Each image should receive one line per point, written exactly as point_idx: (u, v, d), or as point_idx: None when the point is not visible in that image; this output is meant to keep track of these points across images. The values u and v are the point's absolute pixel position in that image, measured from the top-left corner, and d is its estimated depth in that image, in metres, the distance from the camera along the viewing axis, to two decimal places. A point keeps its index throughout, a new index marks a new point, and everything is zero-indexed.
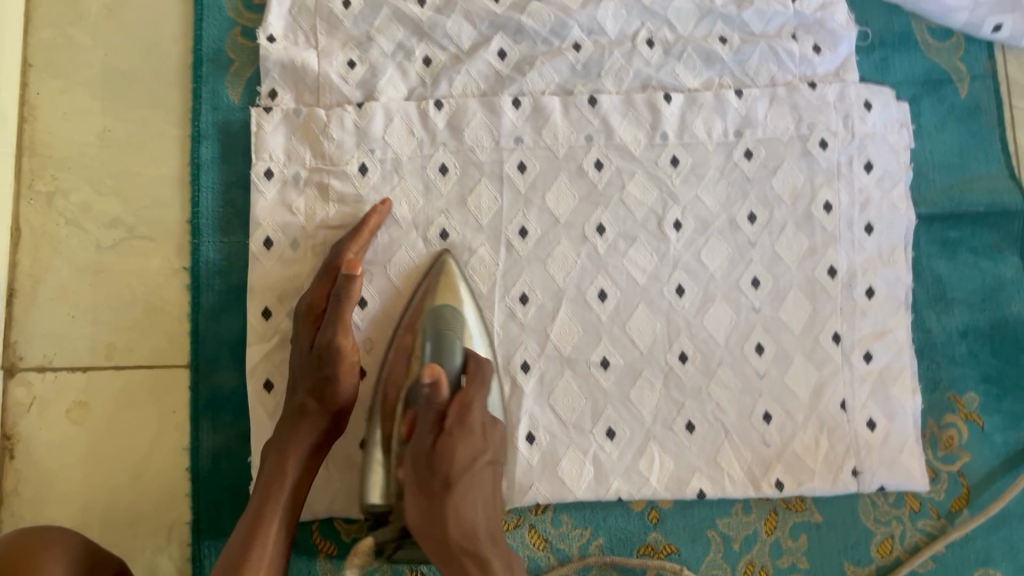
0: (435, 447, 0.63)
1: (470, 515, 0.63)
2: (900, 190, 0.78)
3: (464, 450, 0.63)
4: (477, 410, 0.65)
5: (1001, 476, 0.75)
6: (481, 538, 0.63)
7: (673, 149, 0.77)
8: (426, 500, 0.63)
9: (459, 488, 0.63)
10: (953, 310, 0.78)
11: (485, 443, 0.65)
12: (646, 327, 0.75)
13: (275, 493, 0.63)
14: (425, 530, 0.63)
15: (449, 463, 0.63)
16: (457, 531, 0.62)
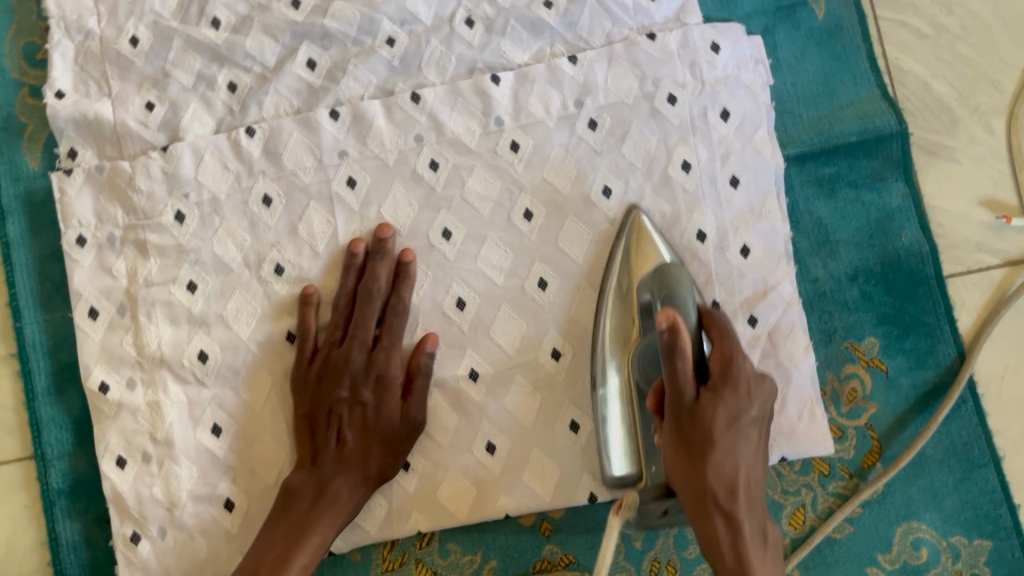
0: (696, 410, 0.59)
1: (733, 470, 0.59)
2: (763, 134, 0.72)
3: (723, 412, 0.59)
4: (740, 363, 0.61)
5: (911, 420, 0.70)
6: (740, 500, 0.59)
7: (512, 133, 0.71)
8: (687, 463, 0.59)
9: (722, 447, 0.59)
10: (840, 253, 0.72)
11: (749, 398, 0.61)
12: (512, 329, 0.70)
13: (291, 555, 0.61)
14: (683, 479, 0.60)
15: (706, 417, 0.59)
16: (716, 484, 0.59)
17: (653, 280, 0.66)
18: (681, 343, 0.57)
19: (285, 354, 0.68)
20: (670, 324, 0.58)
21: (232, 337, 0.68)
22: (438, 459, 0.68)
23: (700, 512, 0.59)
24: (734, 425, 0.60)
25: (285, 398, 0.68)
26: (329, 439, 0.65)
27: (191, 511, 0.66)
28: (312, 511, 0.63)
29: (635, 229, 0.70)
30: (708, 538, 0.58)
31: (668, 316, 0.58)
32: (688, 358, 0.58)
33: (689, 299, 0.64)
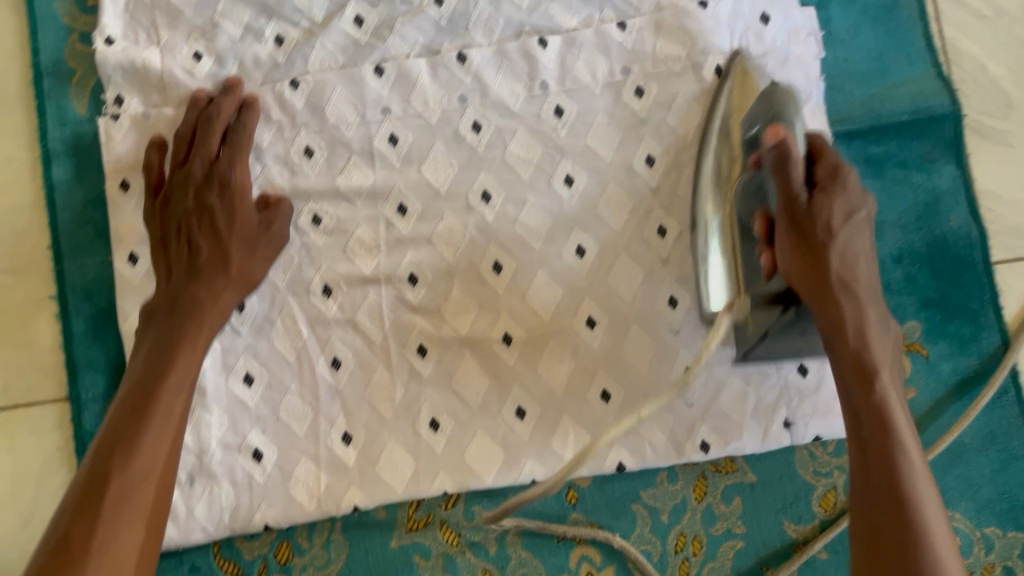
0: (814, 209, 0.61)
1: (852, 265, 0.61)
2: (811, 109, 0.70)
3: (840, 204, 0.62)
4: (847, 168, 0.63)
5: (949, 407, 0.69)
6: (861, 282, 0.61)
7: (556, 98, 0.71)
8: (797, 249, 0.61)
9: (840, 240, 0.61)
10: (886, 233, 0.70)
11: (857, 197, 0.63)
12: (547, 295, 0.70)
13: (164, 369, 0.58)
14: (802, 278, 0.61)
15: (822, 212, 0.61)
16: (838, 268, 0.61)
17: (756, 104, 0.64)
18: (791, 157, 0.59)
19: (322, 309, 0.69)
20: (780, 137, 0.59)
21: (269, 285, 0.69)
22: (467, 421, 0.68)
23: (859, 378, 0.58)
24: (849, 220, 0.62)
25: (319, 350, 0.68)
26: (180, 252, 0.63)
27: (219, 459, 0.66)
28: (178, 326, 0.60)
29: (739, 68, 0.69)
30: (827, 331, 0.60)
31: (777, 129, 0.59)
32: (798, 167, 0.60)
33: (797, 119, 0.62)
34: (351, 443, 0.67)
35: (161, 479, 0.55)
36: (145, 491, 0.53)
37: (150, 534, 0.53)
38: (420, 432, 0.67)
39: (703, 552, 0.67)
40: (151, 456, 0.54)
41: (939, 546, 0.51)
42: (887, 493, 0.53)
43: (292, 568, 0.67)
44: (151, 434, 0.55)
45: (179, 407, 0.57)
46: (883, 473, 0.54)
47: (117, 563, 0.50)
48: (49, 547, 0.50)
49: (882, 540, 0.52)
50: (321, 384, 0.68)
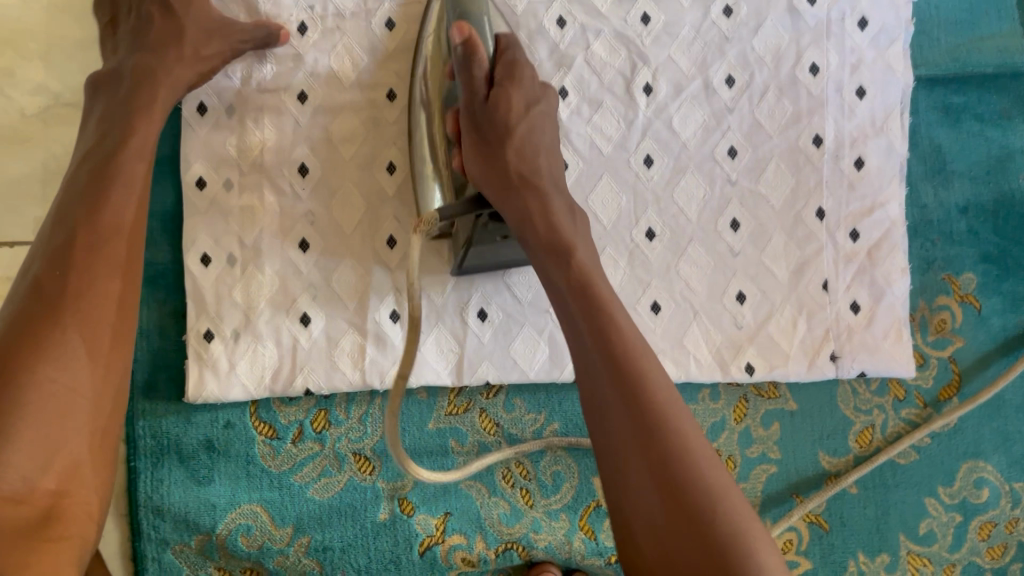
0: (491, 103, 0.59)
1: (531, 156, 0.60)
2: (897, 50, 0.70)
3: (518, 96, 0.60)
4: (524, 68, 0.61)
5: (995, 361, 0.69)
6: (543, 178, 0.60)
7: (644, 5, 0.70)
8: (482, 145, 0.59)
9: (517, 137, 0.60)
10: (953, 183, 0.71)
11: (536, 90, 0.62)
12: (610, 201, 0.69)
13: (126, 134, 0.56)
14: (484, 171, 0.58)
15: (502, 110, 0.59)
16: (516, 163, 0.59)
17: (447, 18, 0.61)
18: (477, 55, 0.58)
19: (383, 186, 0.68)
20: (467, 36, 0.58)
21: (334, 155, 0.68)
22: (518, 314, 0.67)
23: (581, 301, 0.54)
24: (530, 111, 0.61)
25: (377, 226, 0.67)
26: (131, 19, 0.61)
27: (267, 319, 0.66)
28: (139, 94, 0.58)
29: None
30: (522, 213, 0.57)
31: (465, 28, 0.58)
32: (484, 66, 0.59)
33: (482, 20, 0.59)
34: (399, 321, 0.67)
35: (132, 240, 0.53)
36: (119, 242, 0.52)
37: (125, 294, 0.52)
38: (468, 319, 0.67)
39: (735, 472, 0.68)
40: (119, 218, 0.52)
41: (701, 454, 0.48)
42: (632, 402, 0.49)
43: (327, 437, 0.66)
44: (115, 196, 0.53)
45: (144, 177, 0.55)
46: (631, 375, 0.50)
47: (94, 311, 0.49)
48: (20, 294, 0.48)
49: (650, 483, 0.47)
50: (376, 261, 0.67)
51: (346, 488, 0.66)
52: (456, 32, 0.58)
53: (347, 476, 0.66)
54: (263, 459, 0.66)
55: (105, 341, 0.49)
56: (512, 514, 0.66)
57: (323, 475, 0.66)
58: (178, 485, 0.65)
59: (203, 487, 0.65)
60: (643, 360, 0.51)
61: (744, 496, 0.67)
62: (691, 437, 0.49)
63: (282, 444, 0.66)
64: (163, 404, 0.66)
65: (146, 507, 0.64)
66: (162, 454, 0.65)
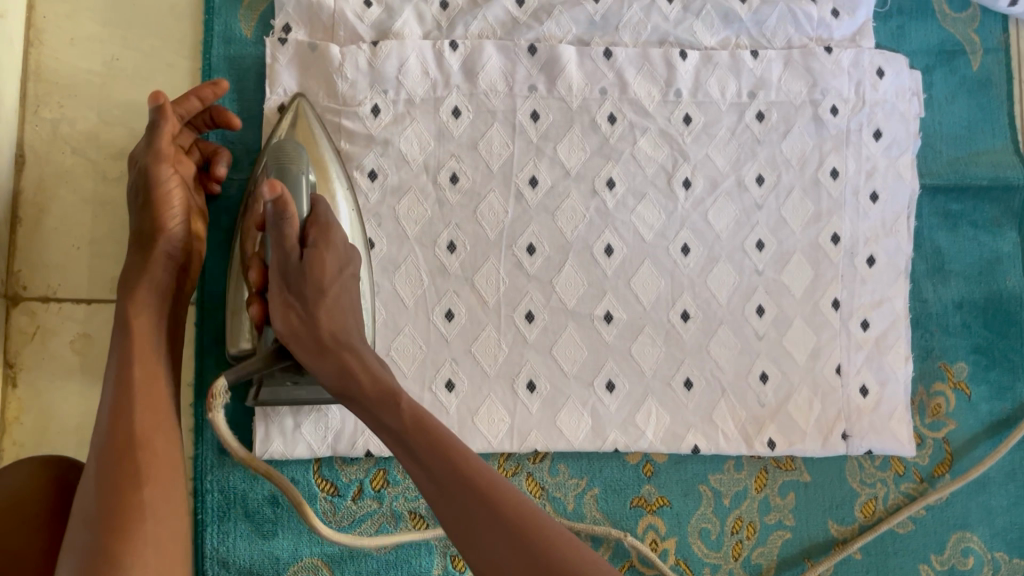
0: (306, 264, 0.57)
1: (343, 318, 0.58)
2: (906, 160, 0.79)
3: (331, 258, 0.58)
4: (331, 254, 0.58)
5: (983, 442, 0.78)
6: (350, 328, 0.58)
7: (687, 107, 0.77)
8: (286, 295, 0.57)
9: (331, 296, 0.57)
10: (950, 281, 0.80)
11: (348, 254, 0.60)
12: (651, 285, 0.75)
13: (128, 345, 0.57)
14: (291, 337, 0.57)
15: (315, 269, 0.57)
16: (331, 323, 0.57)
17: (270, 155, 0.62)
18: (288, 216, 0.56)
19: (445, 263, 0.73)
20: (279, 196, 0.55)
21: (400, 232, 0.72)
22: (563, 385, 0.73)
23: (322, 356, 0.57)
24: (344, 273, 0.59)
25: (436, 301, 0.72)
26: None
27: None
28: (126, 312, 0.59)
29: (296, 111, 0.69)
30: (337, 371, 0.56)
31: (277, 188, 0.55)
32: (295, 225, 0.56)
33: (301, 176, 0.61)
34: (453, 390, 0.71)
35: (150, 446, 0.54)
36: (137, 452, 0.53)
37: (163, 497, 0.53)
38: (519, 391, 0.72)
39: (755, 537, 0.75)
40: (131, 429, 0.54)
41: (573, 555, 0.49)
42: (481, 507, 0.50)
43: (385, 495, 0.71)
44: (126, 410, 0.54)
45: (150, 382, 0.57)
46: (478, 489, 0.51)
47: (140, 527, 0.50)
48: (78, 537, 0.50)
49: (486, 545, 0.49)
50: (434, 333, 0.72)
51: (402, 543, 0.71)
52: (266, 191, 0.55)
53: (402, 532, 0.71)
54: (324, 515, 0.70)
55: (155, 554, 0.50)
56: None
57: (381, 531, 0.70)
58: (245, 538, 0.68)
59: (268, 540, 0.69)
60: (441, 432, 0.54)
61: (762, 559, 0.74)
62: (485, 470, 0.53)
63: (343, 501, 0.70)
64: (232, 462, 0.69)
65: (212, 558, 0.67)
66: (228, 507, 0.68)
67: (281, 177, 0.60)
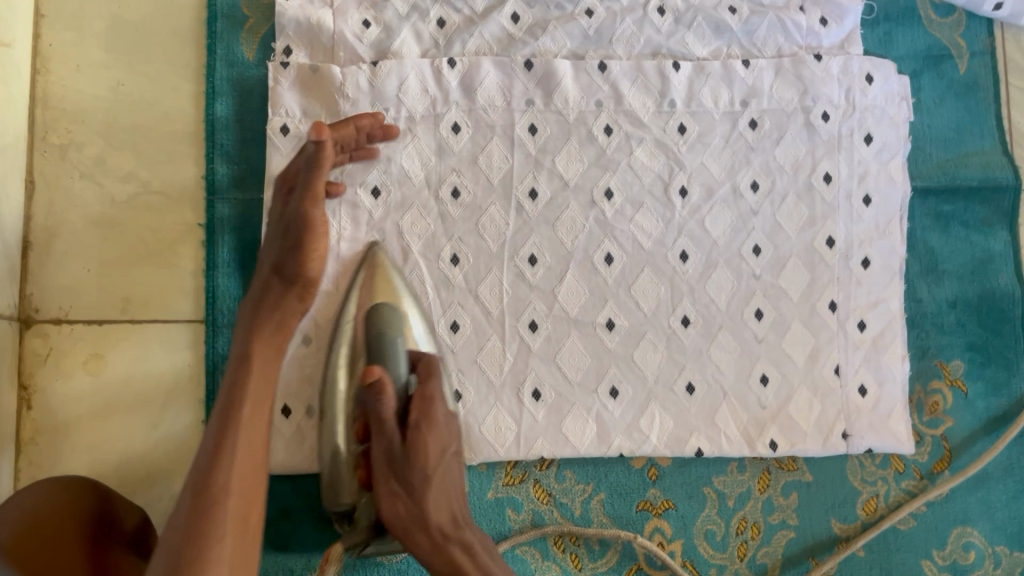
0: (410, 450, 0.65)
1: (450, 479, 0.66)
2: (898, 163, 0.80)
3: (434, 441, 0.66)
4: (434, 438, 0.66)
5: (981, 438, 0.79)
6: (454, 490, 0.67)
7: (681, 117, 0.78)
8: (394, 482, 0.65)
9: (438, 479, 0.65)
10: (944, 281, 0.81)
11: (448, 432, 0.67)
12: (651, 292, 0.77)
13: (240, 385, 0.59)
14: (397, 522, 0.64)
15: (418, 451, 0.65)
16: (439, 517, 0.64)
17: (366, 323, 0.69)
18: (385, 400, 0.63)
19: (448, 276, 0.74)
20: (377, 382, 0.63)
21: (403, 247, 0.74)
22: (568, 393, 0.74)
23: (418, 534, 0.64)
24: (445, 459, 0.66)
25: (441, 313, 0.74)
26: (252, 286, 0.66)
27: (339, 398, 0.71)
28: (244, 350, 0.62)
29: (372, 263, 0.72)
30: (427, 543, 0.64)
31: (375, 374, 0.63)
32: (391, 403, 0.64)
33: (397, 340, 0.68)
34: (460, 400, 0.73)
35: (245, 492, 0.55)
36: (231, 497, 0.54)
37: (242, 548, 0.53)
38: (525, 400, 0.73)
39: (759, 537, 0.76)
40: (230, 473, 0.55)
41: None
42: None
43: None
44: (226, 455, 0.55)
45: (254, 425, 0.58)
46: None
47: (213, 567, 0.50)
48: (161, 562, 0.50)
49: None
50: (440, 345, 0.73)
51: (413, 552, 0.72)
52: (364, 377, 0.63)
53: None
54: (337, 526, 0.71)
55: None
56: None
57: None
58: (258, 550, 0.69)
59: None
60: (500, 574, 0.63)
61: (767, 558, 0.76)
62: None
63: None
64: None
65: None
66: None
67: (386, 366, 0.67)
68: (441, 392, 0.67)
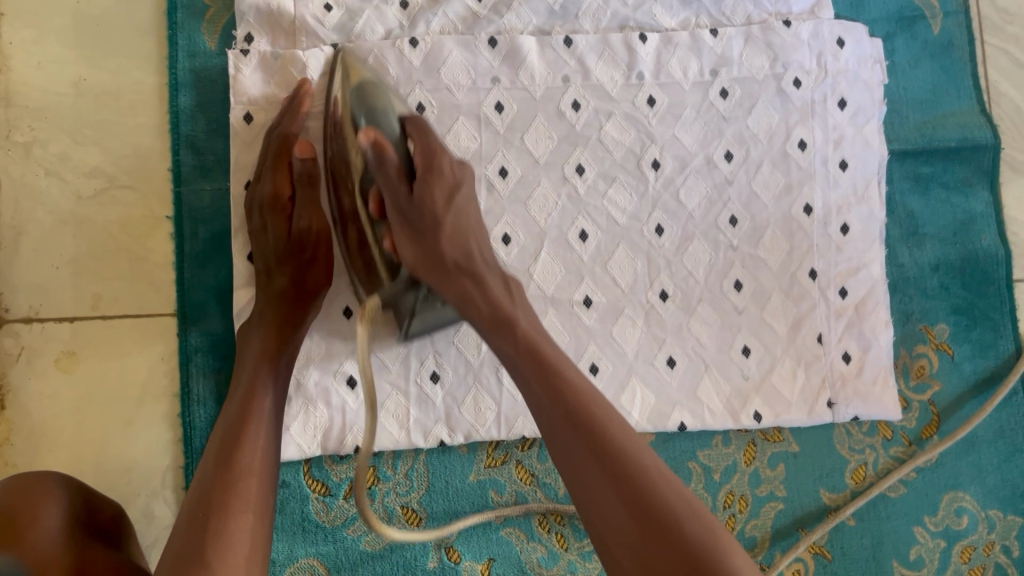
0: (417, 203, 0.62)
1: (464, 237, 0.64)
2: (872, 127, 0.79)
3: (440, 193, 0.64)
4: (442, 157, 0.65)
5: (968, 401, 0.78)
6: (474, 252, 0.64)
7: (650, 89, 0.77)
8: (414, 242, 0.62)
9: (448, 227, 0.63)
10: (925, 245, 0.80)
11: (456, 175, 0.65)
12: (627, 267, 0.76)
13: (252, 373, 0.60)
14: (419, 262, 0.62)
15: (427, 204, 0.62)
16: (454, 252, 0.62)
17: (353, 99, 0.63)
18: (387, 157, 0.61)
19: None
20: (374, 140, 0.61)
21: None
22: None
23: (446, 277, 0.62)
24: (452, 203, 0.64)
25: None
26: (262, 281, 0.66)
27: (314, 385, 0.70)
28: (261, 343, 0.62)
29: (343, 63, 0.67)
30: (459, 298, 0.62)
31: (371, 133, 0.61)
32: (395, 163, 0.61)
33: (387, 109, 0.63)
34: (438, 381, 0.71)
35: (265, 474, 0.56)
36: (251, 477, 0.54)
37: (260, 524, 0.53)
38: (503, 380, 0.72)
39: (747, 510, 0.75)
40: (250, 455, 0.55)
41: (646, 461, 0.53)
42: (577, 416, 0.54)
43: (377, 492, 0.71)
44: (246, 438, 0.56)
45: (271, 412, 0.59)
46: (579, 406, 0.54)
47: (231, 551, 0.50)
48: (178, 540, 0.51)
49: (573, 445, 0.54)
50: None
51: (396, 538, 0.71)
52: (362, 138, 0.61)
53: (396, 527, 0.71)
54: (317, 516, 0.70)
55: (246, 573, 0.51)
56: (550, 557, 0.73)
57: None
58: None
59: None
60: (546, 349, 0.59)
61: (756, 531, 0.75)
62: (576, 376, 0.57)
63: (335, 500, 0.71)
64: None
65: None
66: None
67: (374, 124, 0.61)
68: (439, 144, 0.65)
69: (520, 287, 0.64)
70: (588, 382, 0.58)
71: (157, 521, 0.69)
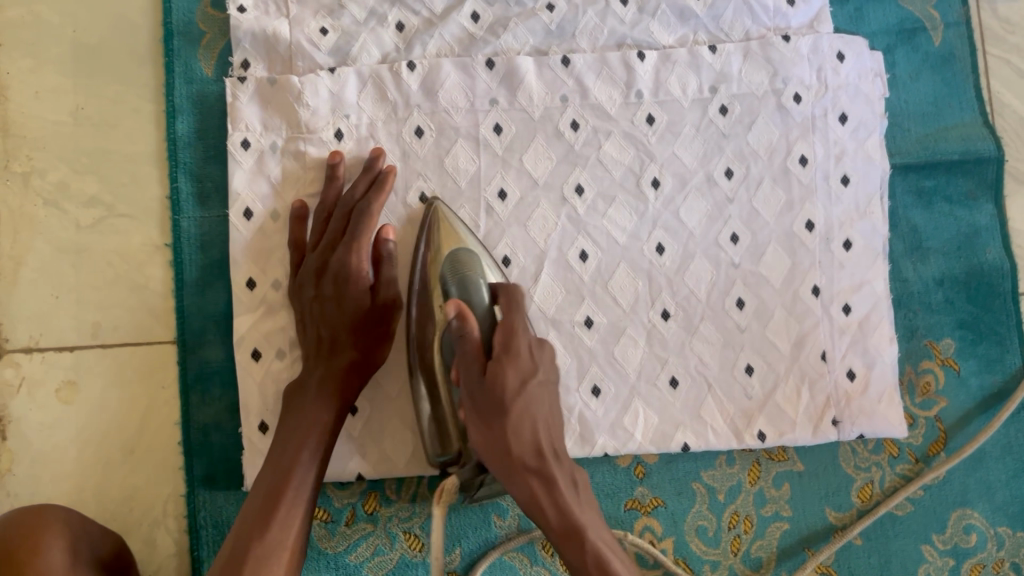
0: (490, 388, 0.61)
1: (530, 422, 0.61)
2: (875, 141, 0.78)
3: (518, 345, 0.62)
4: (521, 335, 0.63)
5: (976, 416, 0.78)
6: (539, 415, 0.62)
7: (649, 108, 0.77)
8: (481, 425, 0.61)
9: (520, 406, 0.61)
10: (930, 259, 0.80)
11: (539, 359, 0.64)
12: (628, 287, 0.75)
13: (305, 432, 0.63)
14: (487, 445, 0.61)
15: (498, 392, 0.60)
16: (518, 447, 0.60)
17: (445, 266, 0.67)
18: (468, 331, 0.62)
19: None
20: (458, 311, 0.62)
21: None
22: None
23: (511, 469, 0.61)
24: (526, 387, 0.61)
25: None
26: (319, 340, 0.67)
27: None
28: (318, 393, 0.65)
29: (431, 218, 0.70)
30: (529, 499, 0.61)
31: (454, 304, 0.62)
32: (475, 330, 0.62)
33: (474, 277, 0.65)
34: None
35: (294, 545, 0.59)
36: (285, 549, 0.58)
37: None
38: None
39: (752, 530, 0.75)
40: (286, 526, 0.59)
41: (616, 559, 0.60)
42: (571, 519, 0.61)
43: (379, 517, 0.71)
44: (286, 508, 0.60)
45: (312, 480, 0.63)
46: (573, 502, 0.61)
47: None
48: None
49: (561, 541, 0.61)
50: None
51: (398, 564, 0.71)
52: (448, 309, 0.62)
53: (398, 553, 0.71)
54: (319, 542, 0.70)
55: None
56: None
57: (377, 553, 0.71)
58: None
59: None
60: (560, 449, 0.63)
61: (761, 552, 0.75)
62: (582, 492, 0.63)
63: (337, 526, 0.70)
64: (224, 494, 0.69)
65: None
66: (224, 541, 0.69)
67: (465, 296, 0.64)
68: (523, 320, 0.64)
69: (586, 481, 0.64)
70: (587, 489, 0.63)
71: (159, 549, 0.69)
